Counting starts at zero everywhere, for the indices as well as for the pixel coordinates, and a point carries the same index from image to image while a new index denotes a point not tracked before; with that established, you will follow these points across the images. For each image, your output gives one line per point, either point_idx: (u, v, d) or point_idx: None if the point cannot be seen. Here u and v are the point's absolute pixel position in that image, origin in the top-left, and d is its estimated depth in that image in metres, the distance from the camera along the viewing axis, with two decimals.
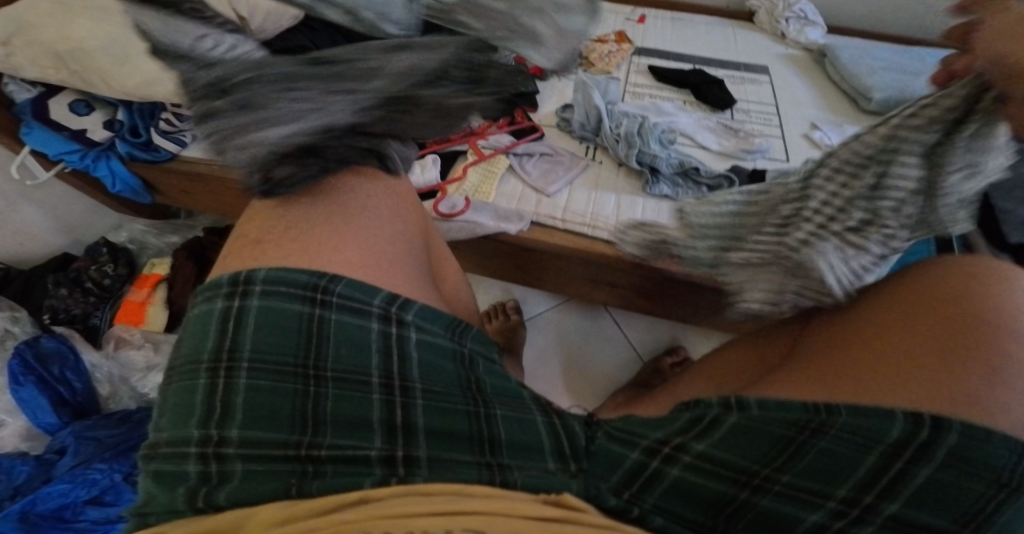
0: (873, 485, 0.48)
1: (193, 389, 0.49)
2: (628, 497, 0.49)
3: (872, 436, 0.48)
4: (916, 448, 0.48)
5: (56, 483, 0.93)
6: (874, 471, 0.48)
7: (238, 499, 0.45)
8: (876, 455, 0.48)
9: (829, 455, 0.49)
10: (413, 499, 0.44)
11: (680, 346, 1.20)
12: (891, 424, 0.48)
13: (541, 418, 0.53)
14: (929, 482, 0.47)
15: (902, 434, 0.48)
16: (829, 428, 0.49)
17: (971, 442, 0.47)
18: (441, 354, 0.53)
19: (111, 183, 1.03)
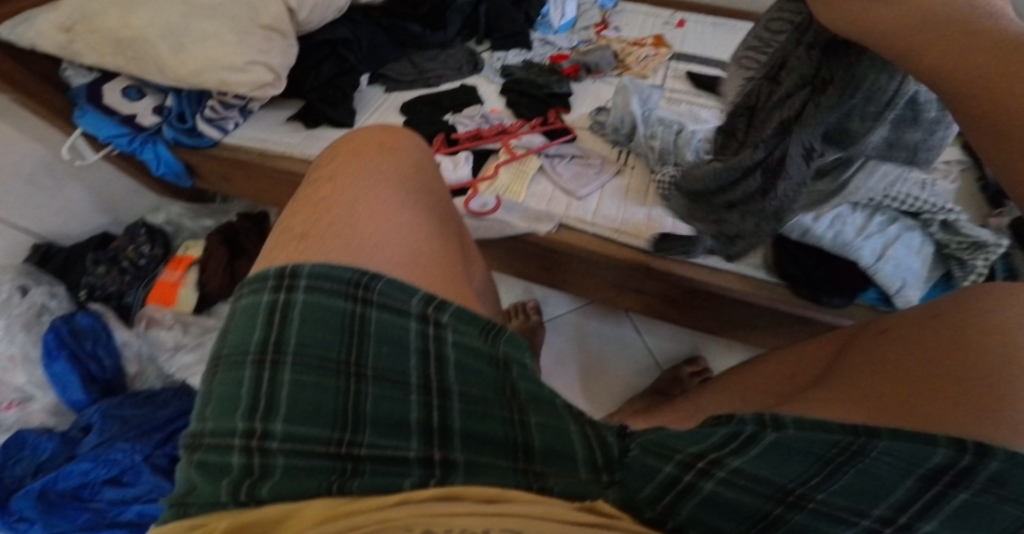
0: (910, 504, 0.47)
1: (239, 380, 0.50)
2: (662, 509, 0.49)
3: (913, 460, 0.47)
4: (956, 475, 0.46)
5: (79, 462, 0.95)
6: (911, 495, 0.47)
7: (280, 494, 0.45)
8: (915, 479, 0.47)
9: (869, 478, 0.48)
10: (459, 507, 0.43)
11: (701, 356, 1.18)
12: (931, 451, 0.47)
13: (574, 429, 0.52)
14: (969, 505, 0.46)
15: (940, 463, 0.47)
16: (867, 452, 0.48)
17: (1016, 470, 0.45)
18: (476, 358, 0.53)
19: (155, 165, 1.07)
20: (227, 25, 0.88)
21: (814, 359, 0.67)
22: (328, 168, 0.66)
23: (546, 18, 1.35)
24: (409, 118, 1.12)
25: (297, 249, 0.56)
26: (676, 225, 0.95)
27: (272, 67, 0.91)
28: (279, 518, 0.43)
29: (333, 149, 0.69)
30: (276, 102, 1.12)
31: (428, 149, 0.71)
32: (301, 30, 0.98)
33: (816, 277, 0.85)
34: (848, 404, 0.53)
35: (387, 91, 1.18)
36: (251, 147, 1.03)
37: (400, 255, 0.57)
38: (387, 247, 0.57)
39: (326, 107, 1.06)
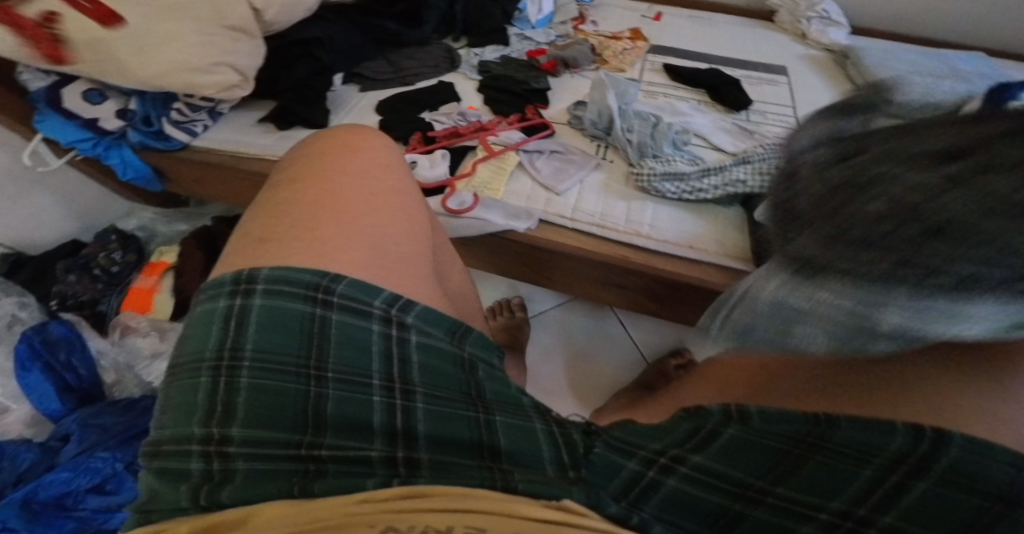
0: (870, 498, 0.44)
1: (196, 387, 0.49)
2: (626, 505, 0.48)
3: (868, 449, 0.43)
4: (918, 461, 0.42)
5: (59, 471, 0.93)
6: (868, 488, 0.43)
7: (239, 498, 0.45)
8: (874, 469, 0.43)
9: (826, 472, 0.44)
10: (416, 504, 0.43)
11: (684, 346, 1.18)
12: (890, 435, 0.42)
13: (540, 426, 0.52)
14: (927, 496, 0.42)
15: (902, 447, 0.42)
16: (827, 443, 0.44)
17: (977, 459, 0.40)
18: (441, 358, 0.52)
19: (121, 171, 1.04)
20: (193, 27, 0.87)
21: None
22: (293, 169, 0.65)
23: (523, 13, 1.33)
24: (386, 116, 1.11)
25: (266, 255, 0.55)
26: (656, 217, 0.95)
27: (238, 68, 0.93)
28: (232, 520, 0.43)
29: (299, 147, 0.69)
30: (245, 102, 1.11)
31: (397, 146, 0.70)
32: (267, 30, 0.98)
33: None
34: None
35: (362, 90, 1.16)
36: (223, 150, 1.02)
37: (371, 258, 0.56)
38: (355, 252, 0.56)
39: (300, 107, 1.04)
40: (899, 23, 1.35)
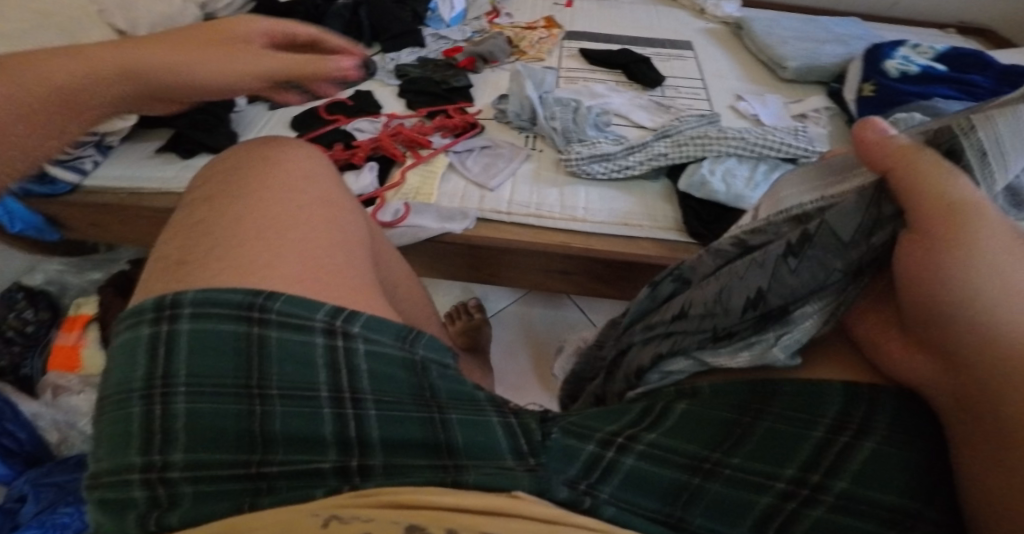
0: (821, 461, 0.43)
1: (128, 417, 0.47)
2: (583, 488, 0.46)
3: (811, 411, 0.44)
4: (859, 424, 0.43)
5: (23, 530, 0.91)
6: (818, 451, 0.43)
7: (190, 520, 0.45)
8: (821, 432, 0.44)
9: (776, 437, 0.44)
10: (364, 500, 0.43)
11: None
12: (831, 398, 0.45)
13: (495, 420, 0.51)
14: (877, 455, 0.42)
15: (839, 413, 0.44)
16: (770, 408, 0.45)
17: (903, 413, 0.44)
18: (390, 365, 0.51)
19: (9, 223, 0.98)
20: None
21: None
22: (214, 184, 0.63)
23: (435, 13, 1.33)
24: (302, 132, 1.08)
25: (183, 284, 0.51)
26: (588, 200, 0.97)
27: None
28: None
29: (224, 156, 0.66)
30: (135, 135, 1.06)
31: (324, 156, 0.69)
32: None
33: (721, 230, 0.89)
34: None
35: (272, 108, 1.12)
36: (119, 188, 0.96)
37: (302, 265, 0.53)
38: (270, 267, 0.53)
39: (202, 134, 1.00)
40: None
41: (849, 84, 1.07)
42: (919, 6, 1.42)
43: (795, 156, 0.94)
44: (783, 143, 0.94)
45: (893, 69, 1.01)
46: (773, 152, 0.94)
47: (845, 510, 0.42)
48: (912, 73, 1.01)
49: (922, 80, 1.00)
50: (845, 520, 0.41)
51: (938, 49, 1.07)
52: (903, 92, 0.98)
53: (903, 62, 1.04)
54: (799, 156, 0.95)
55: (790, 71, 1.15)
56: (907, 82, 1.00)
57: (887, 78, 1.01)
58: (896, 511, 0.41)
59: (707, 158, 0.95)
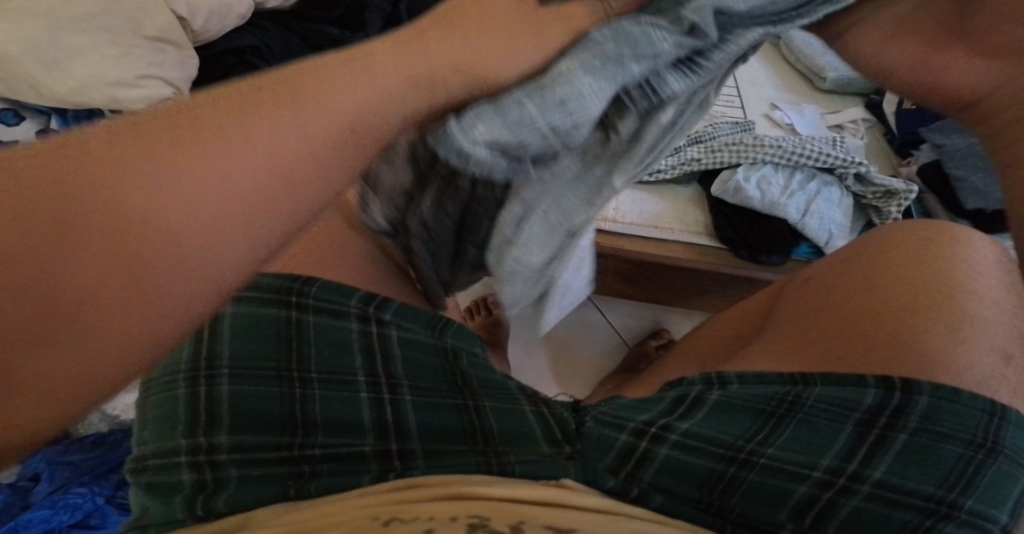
0: (854, 453, 0.48)
1: (174, 399, 0.48)
2: (623, 476, 0.48)
3: (847, 405, 0.49)
4: (892, 413, 0.48)
5: (37, 509, 0.93)
6: (852, 442, 0.48)
7: (236, 505, 0.45)
8: (854, 424, 0.49)
9: (810, 429, 0.49)
10: (413, 494, 0.43)
11: (664, 329, 1.21)
12: (863, 393, 0.49)
13: (529, 408, 0.52)
14: (908, 446, 0.47)
15: (875, 401, 0.49)
16: (805, 401, 0.50)
17: (941, 405, 0.48)
18: (423, 351, 0.52)
19: None
20: None
21: (751, 311, 0.71)
22: None
23: None
24: None
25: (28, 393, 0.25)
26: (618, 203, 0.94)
27: (169, 81, 0.88)
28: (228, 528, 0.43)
29: None
30: None
31: None
32: (198, 39, 0.95)
33: (753, 236, 0.89)
34: (786, 351, 0.56)
35: None
36: None
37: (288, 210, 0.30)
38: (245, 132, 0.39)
39: None
40: None
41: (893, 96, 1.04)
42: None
43: (832, 166, 0.93)
44: (821, 152, 0.92)
45: None
46: (810, 160, 0.92)
47: (879, 498, 0.46)
48: None
49: None
50: (879, 508, 0.46)
51: None
52: None
53: None
54: (836, 166, 0.93)
55: (828, 82, 1.11)
56: None
57: None
58: (933, 498, 0.46)
59: (742, 165, 0.93)
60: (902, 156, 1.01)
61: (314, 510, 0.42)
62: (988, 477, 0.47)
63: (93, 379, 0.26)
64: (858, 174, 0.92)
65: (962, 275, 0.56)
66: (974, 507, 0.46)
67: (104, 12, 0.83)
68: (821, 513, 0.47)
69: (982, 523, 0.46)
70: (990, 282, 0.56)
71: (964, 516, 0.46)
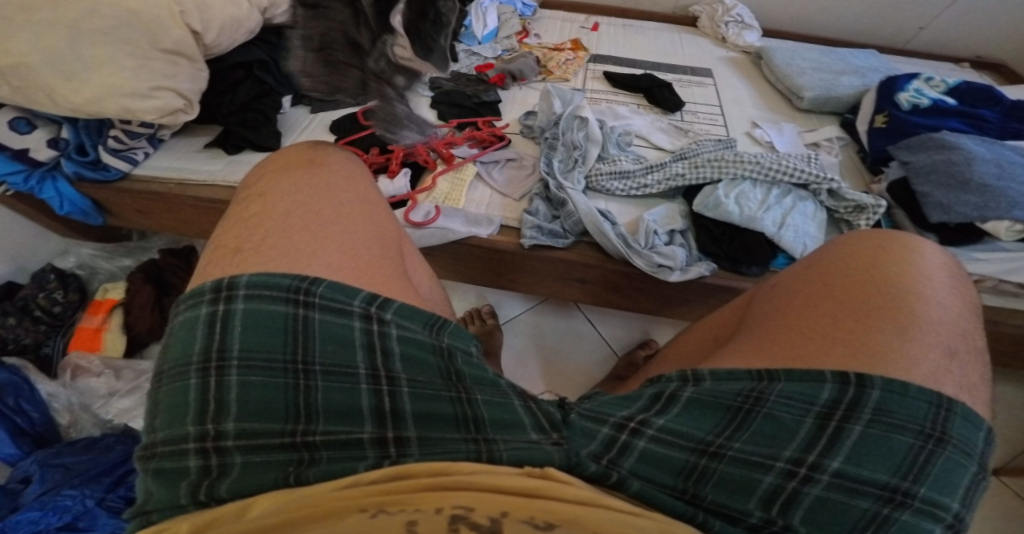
0: (815, 444, 0.52)
1: (185, 389, 0.51)
2: (606, 463, 0.52)
3: (808, 399, 0.53)
4: (848, 407, 0.52)
5: (26, 511, 0.93)
6: (813, 434, 0.52)
7: (238, 492, 0.48)
8: (815, 417, 0.52)
9: (773, 421, 0.53)
10: (400, 484, 0.47)
11: (652, 339, 1.24)
12: (821, 389, 0.53)
13: (518, 403, 0.55)
14: (864, 437, 0.51)
15: (832, 395, 0.53)
16: (769, 396, 0.54)
17: (893, 397, 0.52)
18: (421, 349, 0.56)
19: (58, 204, 1.06)
20: (128, 51, 0.87)
21: (730, 314, 0.74)
22: (255, 183, 0.67)
23: (468, 29, 1.34)
24: (339, 136, 1.12)
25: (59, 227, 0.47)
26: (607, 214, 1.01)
27: (182, 93, 0.93)
28: (227, 514, 0.46)
29: (257, 167, 0.70)
30: (190, 129, 1.13)
31: (356, 156, 0.73)
32: (210, 52, 0.97)
33: (733, 249, 0.95)
34: (760, 350, 0.59)
35: (312, 111, 1.18)
36: (168, 178, 1.04)
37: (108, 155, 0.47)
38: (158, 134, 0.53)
39: (250, 133, 1.06)
40: (807, 23, 1.43)
41: (864, 115, 1.09)
42: (942, 34, 1.41)
43: (807, 182, 0.98)
44: (796, 169, 0.97)
45: (905, 102, 1.03)
46: (786, 176, 0.97)
47: (839, 487, 0.50)
48: (924, 105, 1.02)
49: (934, 113, 1.02)
50: (839, 496, 0.50)
51: (949, 82, 1.08)
52: (914, 123, 1.00)
53: (915, 94, 1.05)
54: (811, 182, 0.98)
55: (806, 101, 1.16)
56: (920, 115, 1.01)
57: (900, 110, 1.03)
58: (889, 486, 0.50)
59: (722, 181, 0.99)
60: (874, 173, 1.06)
61: (312, 498, 0.46)
62: (940, 465, 0.51)
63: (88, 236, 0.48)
64: (831, 190, 0.98)
65: (921, 279, 0.60)
66: (927, 495, 0.50)
67: (125, 24, 0.86)
68: (788, 501, 0.51)
69: (936, 511, 0.50)
70: (942, 286, 0.60)
71: (919, 504, 0.50)
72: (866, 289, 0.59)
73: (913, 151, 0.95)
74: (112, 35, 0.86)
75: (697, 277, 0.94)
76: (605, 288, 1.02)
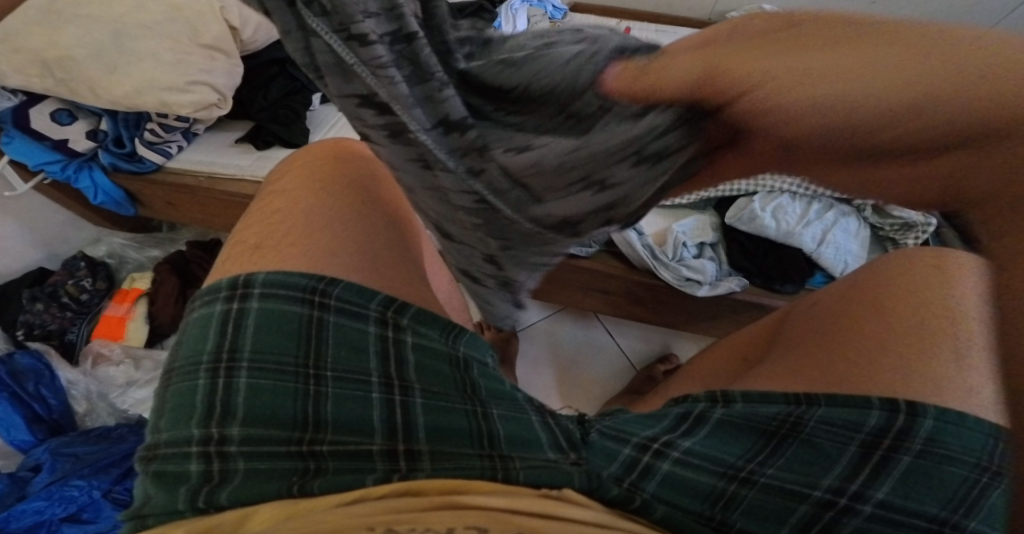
0: (856, 473, 0.48)
1: (194, 388, 0.50)
2: (628, 486, 0.49)
3: (849, 426, 0.50)
4: (894, 437, 0.49)
5: (32, 500, 0.94)
6: (854, 463, 0.48)
7: (238, 499, 0.46)
8: (857, 445, 0.49)
9: (811, 448, 0.49)
10: (409, 503, 0.44)
11: (672, 353, 1.20)
12: (867, 416, 0.50)
13: (536, 419, 0.53)
14: (912, 468, 0.47)
15: (877, 425, 0.49)
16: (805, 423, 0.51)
17: (946, 428, 0.48)
18: (436, 358, 0.54)
19: (92, 194, 1.07)
20: (167, 45, 0.87)
21: (762, 334, 0.70)
22: (280, 180, 0.66)
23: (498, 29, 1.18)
24: (365, 135, 1.11)
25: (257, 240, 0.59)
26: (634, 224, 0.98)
27: (215, 87, 0.91)
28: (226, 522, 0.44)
29: (283, 164, 0.68)
30: (222, 124, 1.13)
31: (383, 156, 0.72)
32: (246, 49, 0.96)
33: (766, 265, 0.91)
34: (794, 375, 0.56)
35: (340, 109, 1.17)
36: (198, 171, 1.04)
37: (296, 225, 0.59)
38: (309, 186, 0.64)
39: (278, 128, 1.05)
40: None
41: None
42: None
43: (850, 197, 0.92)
44: None
45: None
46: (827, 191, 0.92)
47: (881, 519, 0.47)
48: None
49: None
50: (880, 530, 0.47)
51: None
52: None
53: None
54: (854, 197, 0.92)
55: None
56: None
57: None
58: (936, 519, 0.46)
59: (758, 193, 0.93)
60: None
61: (314, 515, 0.43)
62: (994, 501, 0.47)
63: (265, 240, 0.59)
64: (874, 206, 0.92)
65: None
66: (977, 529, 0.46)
67: (168, 19, 0.87)
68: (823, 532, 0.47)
69: None
70: None
71: None
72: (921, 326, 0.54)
73: None
74: (152, 29, 0.87)
75: (727, 292, 0.90)
76: (629, 300, 0.99)
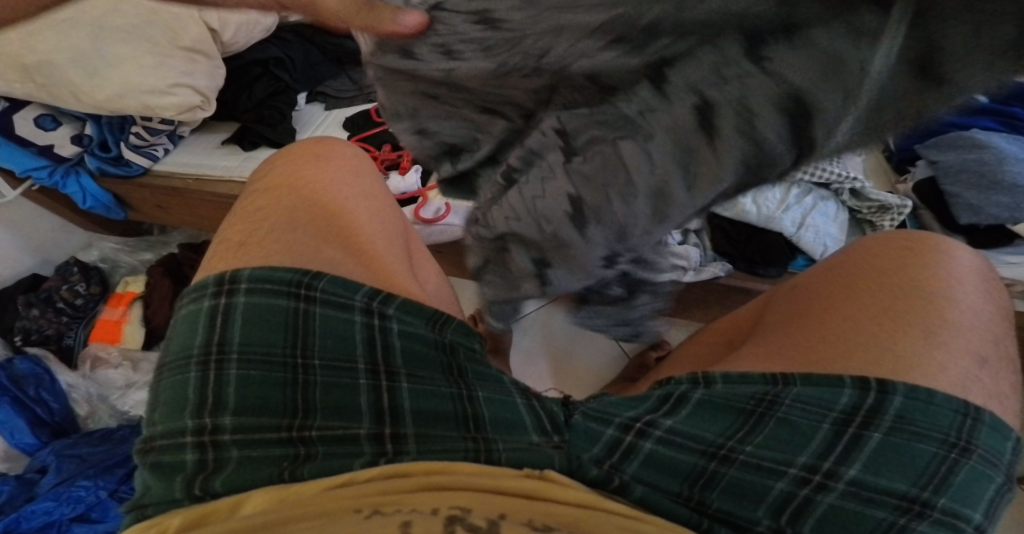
0: (830, 451, 0.50)
1: (184, 382, 0.51)
2: (608, 467, 0.51)
3: (824, 404, 0.51)
4: (866, 413, 0.50)
5: (40, 501, 0.95)
6: (827, 441, 0.50)
7: (232, 486, 0.47)
8: (830, 423, 0.51)
9: (787, 426, 0.51)
10: (397, 485, 0.46)
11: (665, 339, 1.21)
12: (839, 394, 0.51)
13: (521, 401, 0.55)
14: (882, 444, 0.49)
15: (849, 402, 0.51)
16: (782, 400, 0.52)
17: (914, 405, 0.50)
18: (421, 345, 0.55)
19: (81, 199, 1.09)
20: (145, 48, 0.88)
21: (745, 319, 0.71)
22: (264, 179, 0.66)
23: None
24: (351, 133, 1.11)
25: (235, 244, 0.59)
26: None
27: (198, 89, 0.92)
28: (221, 511, 0.45)
29: (267, 162, 0.69)
30: (209, 125, 1.14)
31: (366, 154, 0.72)
32: (227, 50, 0.98)
33: (749, 250, 0.92)
34: (772, 357, 0.57)
35: (327, 108, 1.17)
36: (186, 174, 1.05)
37: (273, 224, 0.60)
38: (272, 188, 0.65)
39: (265, 128, 1.06)
40: None
41: None
42: None
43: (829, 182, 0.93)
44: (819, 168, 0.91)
45: None
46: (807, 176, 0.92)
47: (853, 495, 0.48)
48: None
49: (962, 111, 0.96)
50: (853, 506, 0.48)
51: None
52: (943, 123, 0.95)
53: None
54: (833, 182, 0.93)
55: None
56: None
57: None
58: (907, 497, 0.48)
59: None
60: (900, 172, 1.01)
61: (306, 501, 0.45)
62: (963, 477, 0.48)
63: (242, 241, 0.59)
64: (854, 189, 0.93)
65: (944, 283, 0.57)
66: (948, 505, 0.47)
67: (145, 22, 0.88)
68: (798, 509, 0.49)
69: (957, 522, 0.47)
70: (970, 292, 0.57)
71: (938, 515, 0.47)
72: (893, 305, 0.56)
73: (942, 151, 0.91)
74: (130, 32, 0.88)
75: (711, 277, 0.92)
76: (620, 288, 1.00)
